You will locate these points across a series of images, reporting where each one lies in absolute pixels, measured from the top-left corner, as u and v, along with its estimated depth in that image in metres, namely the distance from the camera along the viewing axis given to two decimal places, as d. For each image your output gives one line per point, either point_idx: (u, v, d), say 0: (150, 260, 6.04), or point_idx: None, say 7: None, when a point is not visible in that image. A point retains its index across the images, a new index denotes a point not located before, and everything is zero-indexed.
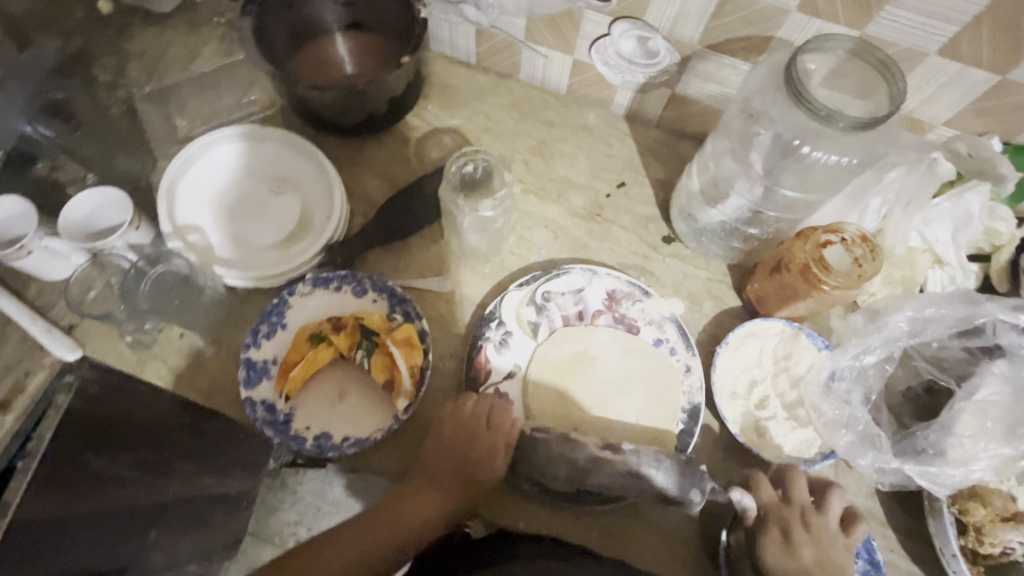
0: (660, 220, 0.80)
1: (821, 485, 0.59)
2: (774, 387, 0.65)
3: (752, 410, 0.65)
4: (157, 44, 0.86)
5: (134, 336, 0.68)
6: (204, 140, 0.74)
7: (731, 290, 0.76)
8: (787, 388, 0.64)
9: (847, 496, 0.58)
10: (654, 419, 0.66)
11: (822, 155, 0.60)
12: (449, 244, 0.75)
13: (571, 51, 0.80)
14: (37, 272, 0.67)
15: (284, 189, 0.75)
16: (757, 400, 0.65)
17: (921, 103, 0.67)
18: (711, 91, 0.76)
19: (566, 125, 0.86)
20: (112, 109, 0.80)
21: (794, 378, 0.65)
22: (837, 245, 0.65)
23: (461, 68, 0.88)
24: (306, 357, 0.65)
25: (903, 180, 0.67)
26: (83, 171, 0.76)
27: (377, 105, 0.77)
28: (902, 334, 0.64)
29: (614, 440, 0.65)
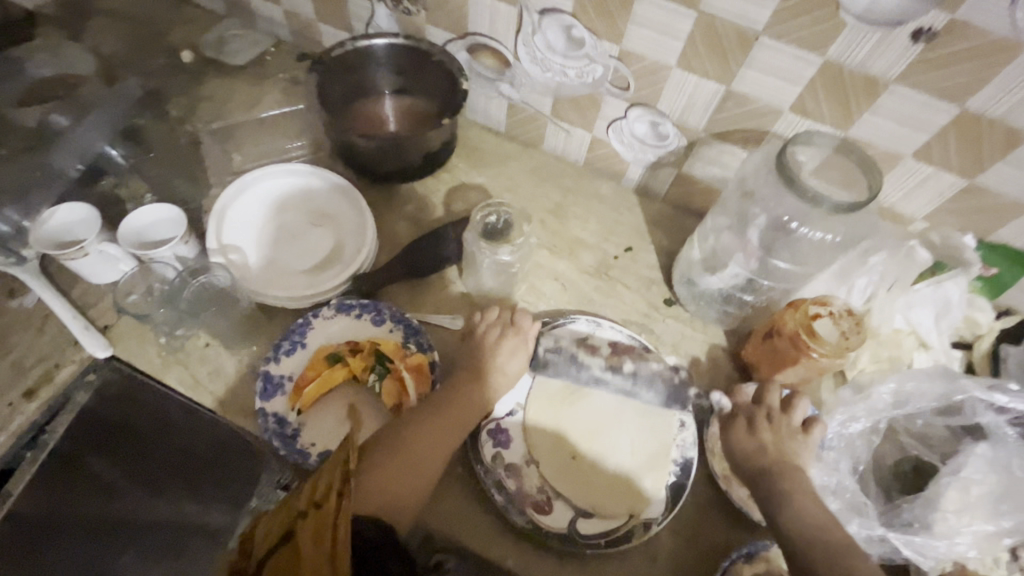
0: (662, 284, 0.86)
1: (791, 497, 0.60)
2: (749, 409, 0.69)
3: (731, 429, 0.68)
4: (228, 92, 0.97)
5: (160, 340, 0.72)
6: (257, 173, 0.82)
7: (726, 354, 0.80)
8: (761, 412, 0.68)
9: (822, 508, 0.59)
10: (648, 469, 0.68)
11: (808, 231, 0.68)
12: (466, 286, 0.81)
13: (591, 129, 0.90)
14: (86, 274, 0.73)
15: (321, 222, 0.82)
16: (733, 421, 0.68)
17: (901, 199, 0.75)
18: (714, 173, 0.85)
19: (581, 191, 0.95)
20: (179, 140, 0.90)
21: (769, 402, 0.68)
22: (826, 318, 0.70)
23: (491, 135, 0.98)
24: (322, 374, 0.69)
25: (885, 264, 0.73)
26: (143, 190, 0.84)
27: (414, 157, 0.86)
28: (886, 405, 0.67)
29: (608, 485, 0.66)
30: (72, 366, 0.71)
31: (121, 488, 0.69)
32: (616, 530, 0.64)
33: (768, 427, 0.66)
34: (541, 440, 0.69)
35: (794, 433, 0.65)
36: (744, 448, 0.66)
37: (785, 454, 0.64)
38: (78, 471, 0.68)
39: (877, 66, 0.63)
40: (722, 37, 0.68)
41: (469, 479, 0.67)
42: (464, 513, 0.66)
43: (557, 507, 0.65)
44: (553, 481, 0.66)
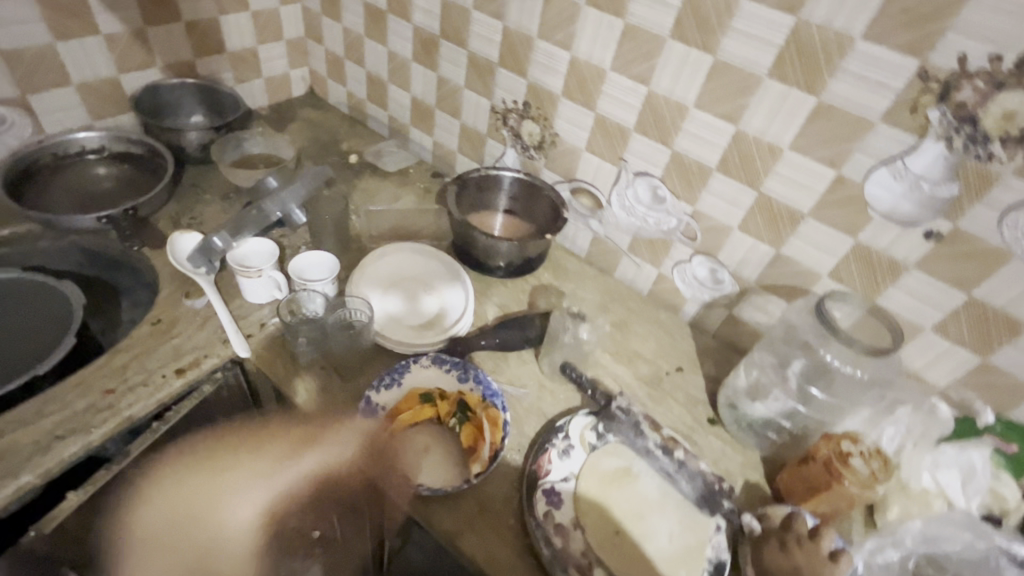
0: (707, 404, 0.97)
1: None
2: (782, 531, 0.70)
3: (764, 548, 0.71)
4: (379, 188, 1.25)
5: (291, 354, 0.88)
6: (394, 248, 1.06)
7: (763, 477, 0.87)
8: (793, 536, 0.69)
9: None
10: (685, 561, 0.73)
11: (841, 364, 0.79)
12: (539, 368, 0.95)
13: (659, 266, 1.10)
14: (246, 291, 0.92)
15: (432, 292, 1.01)
16: (767, 541, 0.71)
17: (925, 367, 0.87)
18: (760, 319, 1.01)
19: (643, 315, 1.12)
20: (336, 213, 1.16)
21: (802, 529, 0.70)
22: (858, 454, 0.78)
23: (574, 257, 1.20)
24: (414, 408, 0.81)
25: (912, 419, 0.83)
26: (302, 242, 1.07)
27: (515, 259, 1.06)
28: (912, 542, 0.74)
29: (645, 565, 0.72)
30: (216, 359, 0.85)
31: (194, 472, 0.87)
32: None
33: (801, 550, 0.68)
34: (591, 512, 0.76)
35: (823, 558, 0.66)
36: (779, 571, 0.67)
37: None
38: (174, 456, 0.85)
39: (899, 252, 0.81)
40: (776, 213, 0.89)
41: (520, 531, 0.74)
42: (511, 563, 0.71)
43: (598, 573, 0.70)
44: (595, 548, 0.72)
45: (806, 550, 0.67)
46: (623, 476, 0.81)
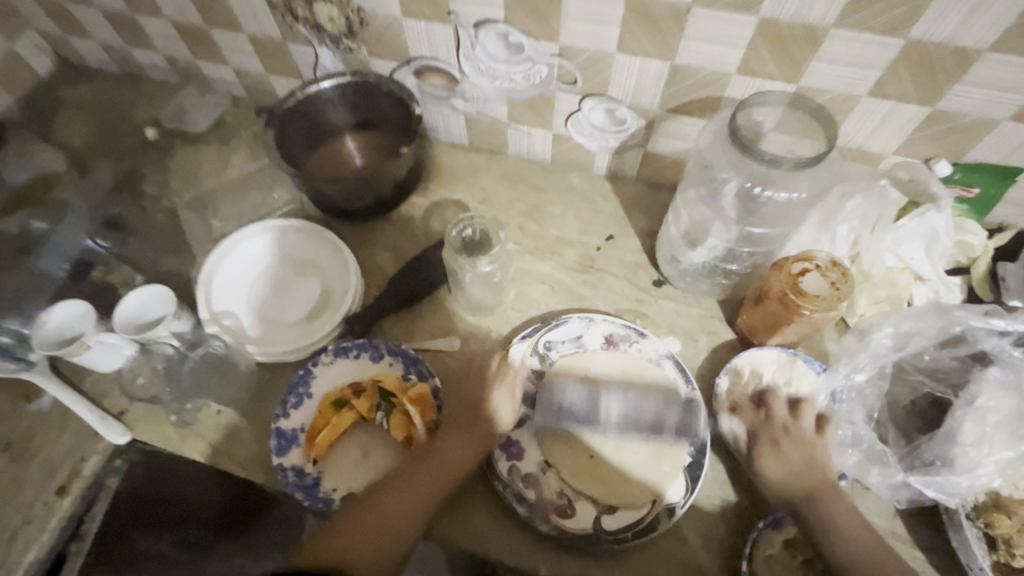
0: (649, 266, 0.86)
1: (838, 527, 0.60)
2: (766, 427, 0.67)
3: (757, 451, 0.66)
4: (196, 159, 0.99)
5: (177, 413, 0.74)
6: (237, 236, 0.85)
7: (724, 324, 0.80)
8: (779, 428, 0.67)
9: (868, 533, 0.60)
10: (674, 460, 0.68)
11: (772, 194, 0.67)
12: (457, 306, 0.82)
13: (550, 126, 0.90)
14: (92, 365, 0.75)
15: (306, 271, 0.84)
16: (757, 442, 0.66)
17: (869, 137, 0.73)
18: (679, 147, 0.85)
19: (553, 188, 0.95)
20: (157, 218, 0.93)
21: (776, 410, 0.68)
22: (814, 272, 0.70)
23: (456, 150, 0.99)
24: (331, 422, 0.70)
25: (862, 208, 0.74)
26: (134, 273, 0.87)
27: (383, 190, 0.86)
28: (888, 350, 0.67)
29: (628, 478, 0.67)
30: (98, 456, 0.74)
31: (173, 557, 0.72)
32: (641, 519, 0.65)
33: (791, 443, 0.65)
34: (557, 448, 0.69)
35: (812, 442, 0.65)
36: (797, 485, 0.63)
37: (816, 468, 0.64)
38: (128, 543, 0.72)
39: (813, 14, 0.62)
40: (656, 16, 0.68)
41: (491, 496, 0.69)
42: (492, 531, 0.68)
43: (579, 509, 0.66)
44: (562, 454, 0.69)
45: (799, 440, 0.65)
46: (581, 390, 0.73)
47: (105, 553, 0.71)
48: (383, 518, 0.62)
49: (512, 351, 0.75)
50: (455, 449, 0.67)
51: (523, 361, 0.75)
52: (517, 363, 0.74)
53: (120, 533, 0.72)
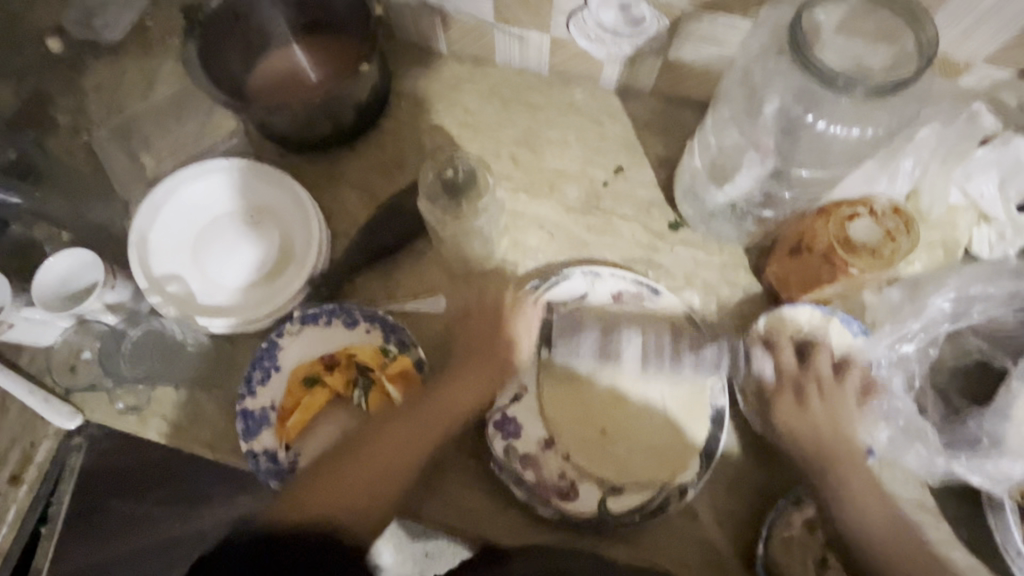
0: (664, 204, 0.73)
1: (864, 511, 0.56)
2: (798, 379, 0.60)
3: (777, 402, 0.60)
4: (113, 78, 0.81)
5: (124, 398, 0.66)
6: (169, 181, 0.70)
7: (749, 275, 0.69)
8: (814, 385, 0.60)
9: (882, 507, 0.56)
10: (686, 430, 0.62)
11: (836, 127, 0.52)
12: (440, 260, 0.71)
13: (547, 27, 0.72)
14: (26, 342, 0.66)
15: (259, 221, 0.71)
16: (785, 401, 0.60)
17: (957, 41, 0.57)
18: (709, 53, 0.68)
19: (551, 108, 0.78)
20: (76, 156, 0.77)
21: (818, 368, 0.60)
22: (865, 217, 0.58)
23: (431, 59, 0.80)
24: (302, 403, 0.62)
25: (939, 135, 0.60)
26: (57, 228, 0.74)
27: (342, 117, 0.71)
28: (945, 317, 0.60)
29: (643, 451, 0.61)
30: (49, 440, 0.67)
31: (161, 517, 0.69)
32: (651, 501, 0.60)
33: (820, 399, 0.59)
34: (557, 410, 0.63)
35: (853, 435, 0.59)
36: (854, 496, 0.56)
37: (844, 437, 0.58)
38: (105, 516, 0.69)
39: None
40: None
41: (485, 475, 0.63)
42: (488, 512, 0.62)
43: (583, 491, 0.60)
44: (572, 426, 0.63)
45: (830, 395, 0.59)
46: (589, 357, 0.65)
47: (82, 523, 0.68)
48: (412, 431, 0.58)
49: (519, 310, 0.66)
50: (463, 392, 0.61)
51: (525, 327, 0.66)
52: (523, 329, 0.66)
53: (95, 502, 0.68)
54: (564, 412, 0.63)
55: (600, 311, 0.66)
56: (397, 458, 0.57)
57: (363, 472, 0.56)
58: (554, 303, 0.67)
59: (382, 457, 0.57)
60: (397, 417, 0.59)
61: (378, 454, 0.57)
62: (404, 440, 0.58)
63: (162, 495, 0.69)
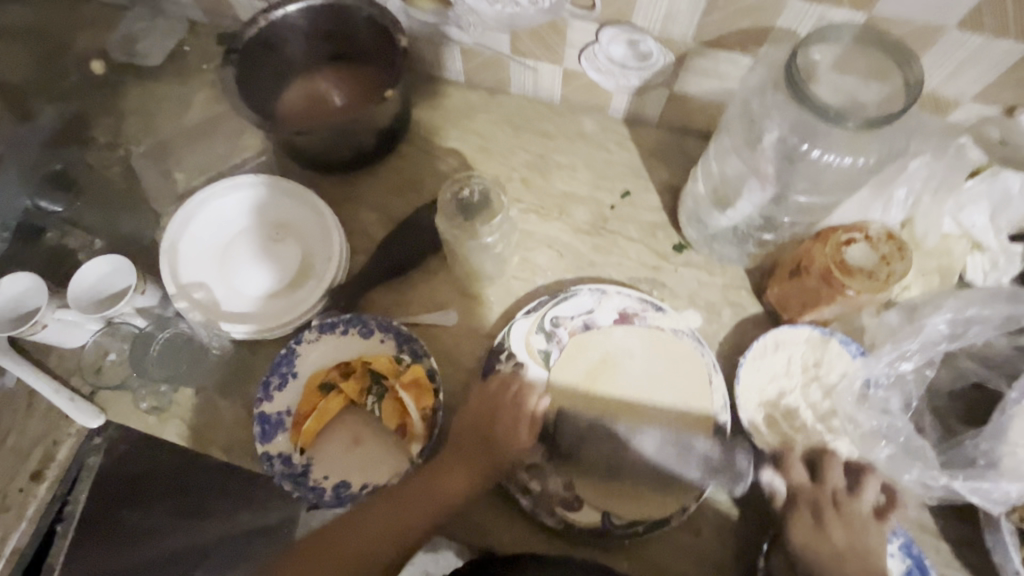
0: (669, 227, 0.77)
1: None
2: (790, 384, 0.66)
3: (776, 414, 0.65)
4: (151, 99, 0.86)
5: (148, 399, 0.69)
6: (202, 195, 0.74)
7: (750, 296, 0.72)
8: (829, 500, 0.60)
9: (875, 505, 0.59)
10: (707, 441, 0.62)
11: (830, 155, 0.56)
12: (454, 275, 0.74)
13: (560, 60, 0.76)
14: (56, 343, 0.69)
15: (283, 235, 0.74)
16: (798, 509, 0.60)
17: (944, 81, 0.61)
18: (712, 87, 0.72)
19: (562, 135, 0.83)
20: (111, 170, 0.81)
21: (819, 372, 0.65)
22: (861, 242, 0.61)
23: (450, 87, 0.85)
24: (317, 408, 0.65)
25: (929, 168, 0.62)
26: (90, 236, 0.78)
27: (365, 140, 0.75)
28: (941, 338, 0.61)
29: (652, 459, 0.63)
30: (72, 439, 0.69)
31: (164, 531, 0.68)
32: (654, 514, 0.61)
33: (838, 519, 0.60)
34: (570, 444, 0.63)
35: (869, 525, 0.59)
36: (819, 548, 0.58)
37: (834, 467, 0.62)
38: (117, 524, 0.68)
39: None
40: None
41: (493, 483, 0.65)
42: (493, 519, 0.64)
43: (587, 502, 0.62)
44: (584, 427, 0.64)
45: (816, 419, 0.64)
46: (597, 369, 0.67)
47: (86, 535, 0.67)
48: (413, 506, 0.59)
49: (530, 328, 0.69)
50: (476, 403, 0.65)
51: (534, 339, 0.69)
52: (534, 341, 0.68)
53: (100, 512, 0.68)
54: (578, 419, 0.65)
55: (609, 328, 0.69)
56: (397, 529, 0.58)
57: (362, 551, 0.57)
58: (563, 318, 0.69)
59: (378, 519, 0.58)
60: (392, 504, 0.59)
61: (381, 537, 0.58)
62: (405, 518, 0.59)
63: (167, 507, 0.68)
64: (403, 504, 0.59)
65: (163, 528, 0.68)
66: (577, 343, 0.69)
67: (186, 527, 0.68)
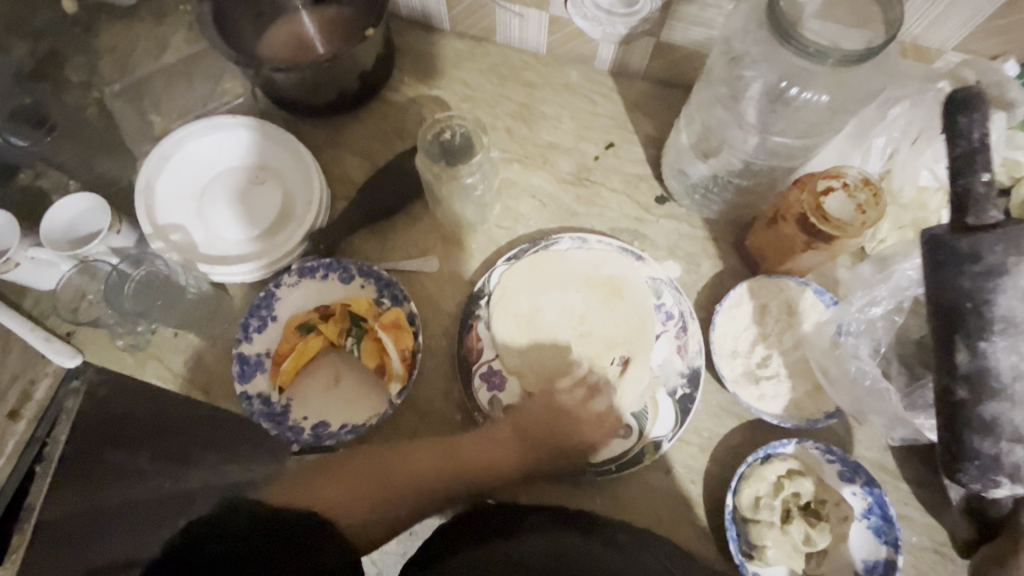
0: (652, 179, 0.77)
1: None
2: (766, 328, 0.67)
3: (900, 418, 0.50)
4: (125, 40, 0.83)
5: (125, 337, 0.69)
6: (178, 135, 0.73)
7: (730, 248, 0.73)
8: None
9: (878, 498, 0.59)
10: (685, 373, 0.65)
11: (812, 95, 0.56)
12: (435, 223, 0.74)
13: (546, 6, 0.75)
14: (30, 283, 0.68)
15: (262, 178, 0.73)
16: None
17: (927, 27, 0.61)
18: (698, 35, 0.71)
19: (547, 86, 0.82)
20: (86, 111, 0.79)
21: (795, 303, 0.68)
22: (839, 191, 0.61)
23: (434, 35, 0.84)
24: (296, 348, 0.65)
25: (907, 115, 0.62)
26: (65, 178, 0.76)
27: (346, 83, 0.73)
28: (910, 283, 0.61)
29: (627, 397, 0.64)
30: (49, 378, 0.69)
31: (147, 473, 0.58)
32: (621, 453, 0.63)
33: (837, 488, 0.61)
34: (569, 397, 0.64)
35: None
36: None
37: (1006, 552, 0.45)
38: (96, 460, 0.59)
39: None
40: None
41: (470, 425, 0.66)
42: None
43: None
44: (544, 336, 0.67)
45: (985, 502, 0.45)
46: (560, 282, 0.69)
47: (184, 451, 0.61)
48: (411, 475, 0.58)
49: (517, 273, 0.69)
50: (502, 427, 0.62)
51: (522, 283, 0.69)
52: (520, 287, 0.69)
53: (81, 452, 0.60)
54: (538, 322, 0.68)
55: (589, 284, 0.69)
56: (405, 466, 0.58)
57: (375, 476, 0.57)
58: (545, 267, 0.70)
59: (393, 455, 0.59)
60: (349, 470, 0.57)
61: (394, 476, 0.58)
62: (403, 480, 0.58)
63: (155, 448, 0.60)
64: (405, 462, 0.59)
65: (150, 470, 0.58)
66: (560, 298, 0.69)
67: (171, 473, 0.58)
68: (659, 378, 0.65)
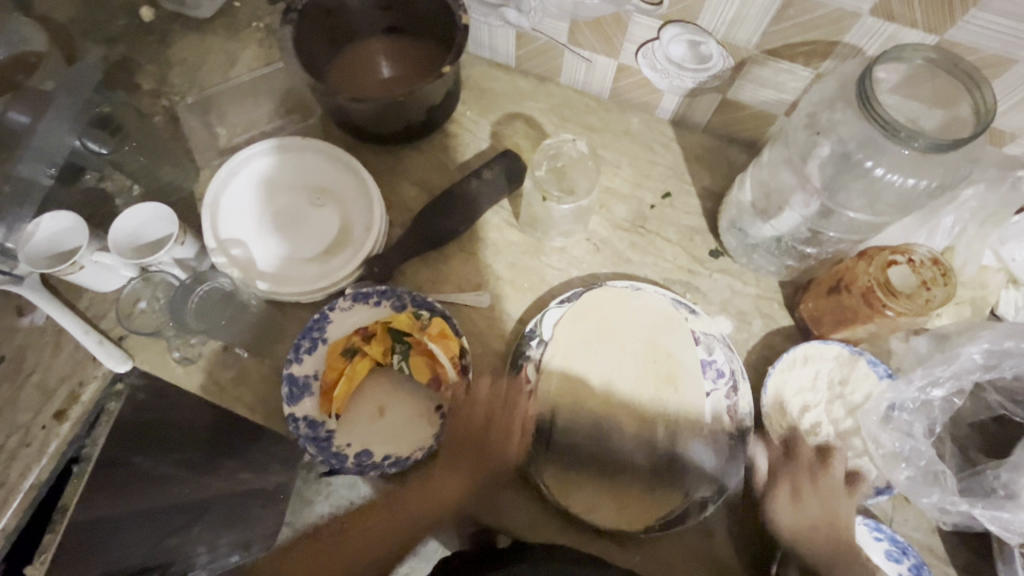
0: (708, 233, 0.77)
1: None
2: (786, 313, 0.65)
3: None
4: (199, 52, 0.85)
5: (181, 349, 0.70)
6: (248, 152, 0.74)
7: (783, 309, 0.72)
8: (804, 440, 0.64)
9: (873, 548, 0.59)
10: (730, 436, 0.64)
11: (894, 175, 0.56)
12: (489, 258, 0.75)
13: (616, 54, 0.75)
14: (90, 285, 0.69)
15: (323, 200, 0.74)
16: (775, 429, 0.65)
17: (1005, 112, 0.61)
18: (767, 97, 0.71)
19: (607, 130, 0.82)
20: (155, 119, 0.81)
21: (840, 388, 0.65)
22: (903, 265, 0.62)
23: (499, 72, 0.85)
24: (344, 373, 0.65)
25: (980, 198, 0.64)
26: (129, 182, 0.78)
27: (416, 116, 0.74)
28: (975, 367, 0.62)
29: (671, 449, 0.64)
30: (97, 381, 0.68)
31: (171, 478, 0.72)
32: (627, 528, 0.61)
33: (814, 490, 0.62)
34: (574, 426, 0.65)
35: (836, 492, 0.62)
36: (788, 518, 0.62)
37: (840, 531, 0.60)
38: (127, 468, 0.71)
39: None
40: None
41: (513, 467, 0.66)
42: (504, 499, 0.65)
43: (604, 498, 0.62)
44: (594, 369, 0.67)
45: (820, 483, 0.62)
46: (622, 343, 0.68)
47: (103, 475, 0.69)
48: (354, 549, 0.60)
49: (577, 332, 0.68)
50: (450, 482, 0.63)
51: (582, 330, 0.68)
52: (574, 338, 0.68)
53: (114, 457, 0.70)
54: (600, 355, 0.68)
55: (649, 365, 0.67)
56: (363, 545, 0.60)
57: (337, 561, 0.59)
58: (601, 332, 0.68)
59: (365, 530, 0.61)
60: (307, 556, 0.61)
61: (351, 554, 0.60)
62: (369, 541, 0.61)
63: (182, 457, 0.73)
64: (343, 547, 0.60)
65: (175, 477, 0.72)
66: (615, 370, 0.68)
67: (195, 479, 0.73)
68: (701, 433, 0.64)
